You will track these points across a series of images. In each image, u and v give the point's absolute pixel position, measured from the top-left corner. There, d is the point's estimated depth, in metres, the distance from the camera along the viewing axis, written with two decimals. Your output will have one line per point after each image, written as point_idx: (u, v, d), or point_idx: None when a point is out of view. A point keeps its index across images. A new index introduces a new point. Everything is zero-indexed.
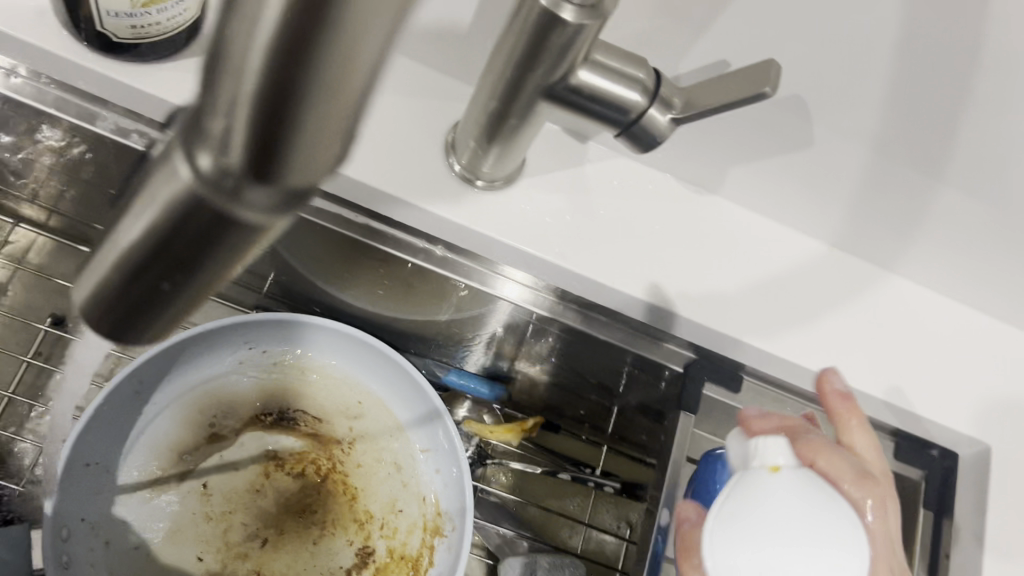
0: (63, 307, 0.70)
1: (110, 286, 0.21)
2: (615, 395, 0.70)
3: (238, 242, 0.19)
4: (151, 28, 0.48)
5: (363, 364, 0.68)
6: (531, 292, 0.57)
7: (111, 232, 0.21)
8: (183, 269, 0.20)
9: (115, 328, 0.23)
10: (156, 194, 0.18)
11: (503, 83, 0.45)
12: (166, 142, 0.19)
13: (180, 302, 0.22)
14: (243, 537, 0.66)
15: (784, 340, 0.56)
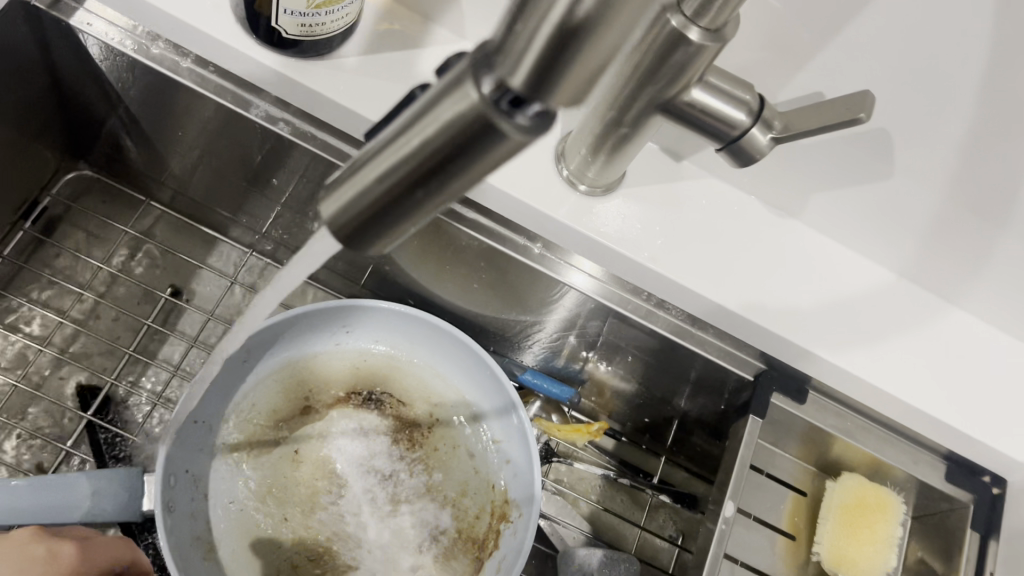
0: (181, 280, 0.76)
1: (368, 192, 0.27)
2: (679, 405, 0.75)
3: (496, 154, 0.25)
4: (316, 28, 0.54)
5: (446, 357, 0.75)
6: (598, 283, 0.62)
7: (378, 148, 0.27)
8: (446, 170, 0.25)
9: (359, 233, 0.28)
10: (451, 106, 0.24)
11: (622, 97, 0.51)
12: (460, 68, 0.24)
13: (421, 210, 0.27)
14: (326, 504, 0.71)
15: (852, 356, 0.60)
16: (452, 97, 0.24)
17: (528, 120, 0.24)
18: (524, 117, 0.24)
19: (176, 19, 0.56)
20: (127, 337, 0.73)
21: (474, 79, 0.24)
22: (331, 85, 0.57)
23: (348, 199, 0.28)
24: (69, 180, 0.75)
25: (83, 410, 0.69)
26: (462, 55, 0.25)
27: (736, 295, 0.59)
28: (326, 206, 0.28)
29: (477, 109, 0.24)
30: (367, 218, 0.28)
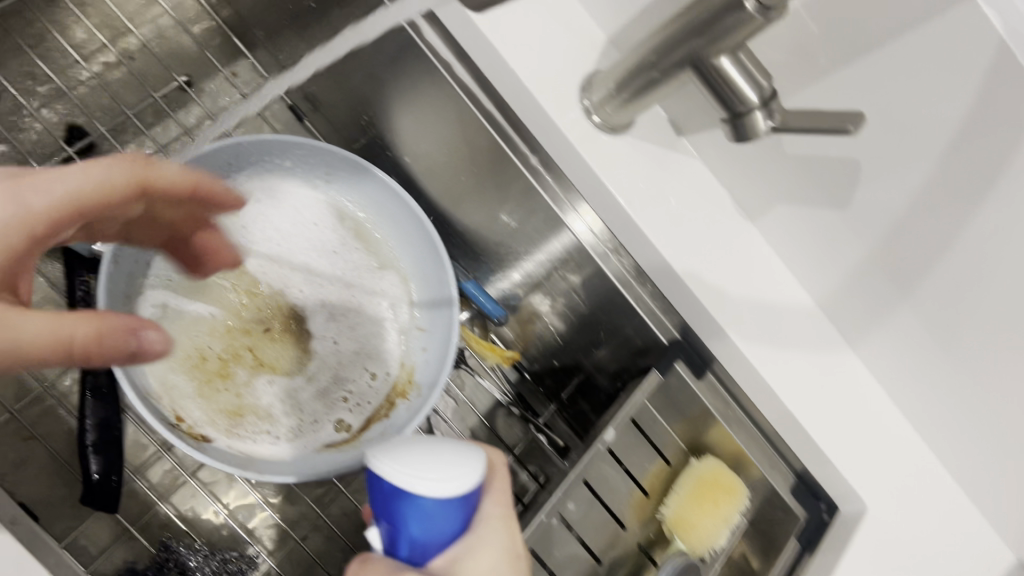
0: (195, 75, 0.83)
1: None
2: (591, 356, 0.83)
3: None
4: None
5: (409, 238, 0.80)
6: (594, 237, 0.71)
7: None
8: None
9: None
10: None
11: (664, 45, 0.58)
12: None
13: None
14: (253, 318, 0.77)
15: (755, 350, 0.68)
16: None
17: None
18: None
19: None
20: (129, 101, 0.80)
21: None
22: None
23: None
24: None
25: (68, 146, 0.75)
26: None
27: (684, 260, 0.66)
28: None
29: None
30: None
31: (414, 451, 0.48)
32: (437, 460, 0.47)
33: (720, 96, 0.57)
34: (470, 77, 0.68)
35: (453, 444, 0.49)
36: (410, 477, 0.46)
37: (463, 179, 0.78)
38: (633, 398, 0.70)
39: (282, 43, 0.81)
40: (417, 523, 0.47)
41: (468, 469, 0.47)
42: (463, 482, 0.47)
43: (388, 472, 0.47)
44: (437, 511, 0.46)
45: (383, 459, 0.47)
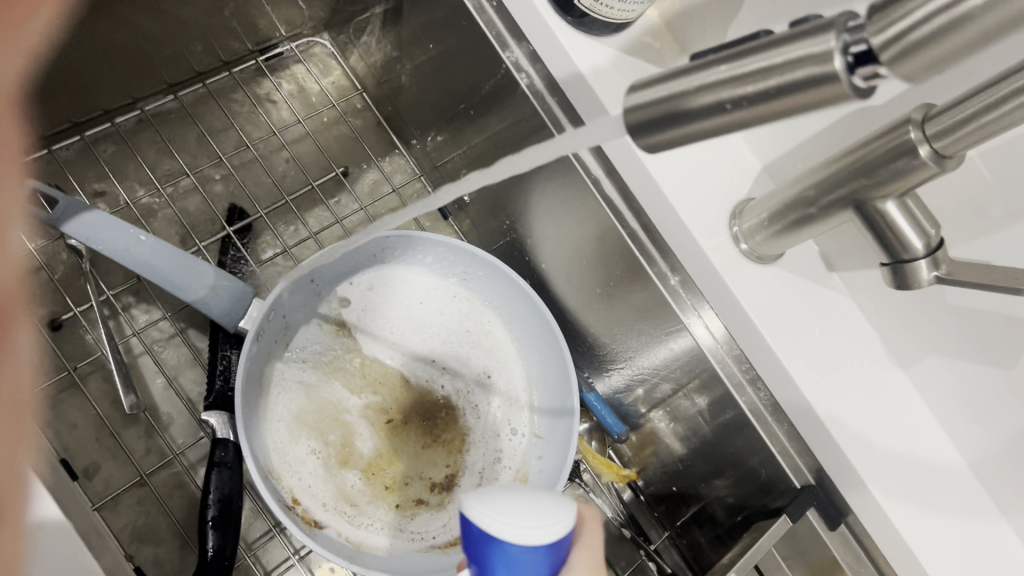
0: (351, 166, 0.87)
1: (682, 92, 0.33)
2: (706, 488, 0.79)
3: (811, 102, 0.30)
4: (604, 9, 0.61)
5: (532, 340, 0.80)
6: (714, 340, 0.68)
7: (715, 63, 0.33)
8: (763, 97, 0.31)
9: (656, 118, 0.34)
10: (794, 50, 0.30)
11: (825, 182, 0.57)
12: (816, 26, 0.30)
13: (712, 125, 0.33)
14: (377, 407, 0.78)
15: (897, 507, 0.63)
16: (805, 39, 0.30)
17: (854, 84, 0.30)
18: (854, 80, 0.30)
19: None
20: (291, 186, 0.84)
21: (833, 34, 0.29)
22: (586, 61, 0.63)
23: (660, 94, 0.34)
24: (307, 44, 0.87)
25: (227, 224, 0.79)
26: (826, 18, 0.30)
27: (826, 403, 0.63)
28: (637, 93, 0.35)
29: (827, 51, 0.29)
30: (677, 110, 0.33)
31: (501, 495, 0.46)
32: (531, 508, 0.45)
33: (881, 240, 0.55)
34: (616, 193, 0.68)
35: (543, 492, 0.47)
36: (501, 520, 0.44)
37: (599, 292, 0.77)
38: (762, 543, 0.66)
39: (437, 142, 0.84)
40: (505, 568, 0.45)
41: (557, 519, 0.45)
42: (552, 531, 0.45)
43: (482, 512, 0.45)
44: (528, 559, 0.44)
45: (473, 503, 0.46)
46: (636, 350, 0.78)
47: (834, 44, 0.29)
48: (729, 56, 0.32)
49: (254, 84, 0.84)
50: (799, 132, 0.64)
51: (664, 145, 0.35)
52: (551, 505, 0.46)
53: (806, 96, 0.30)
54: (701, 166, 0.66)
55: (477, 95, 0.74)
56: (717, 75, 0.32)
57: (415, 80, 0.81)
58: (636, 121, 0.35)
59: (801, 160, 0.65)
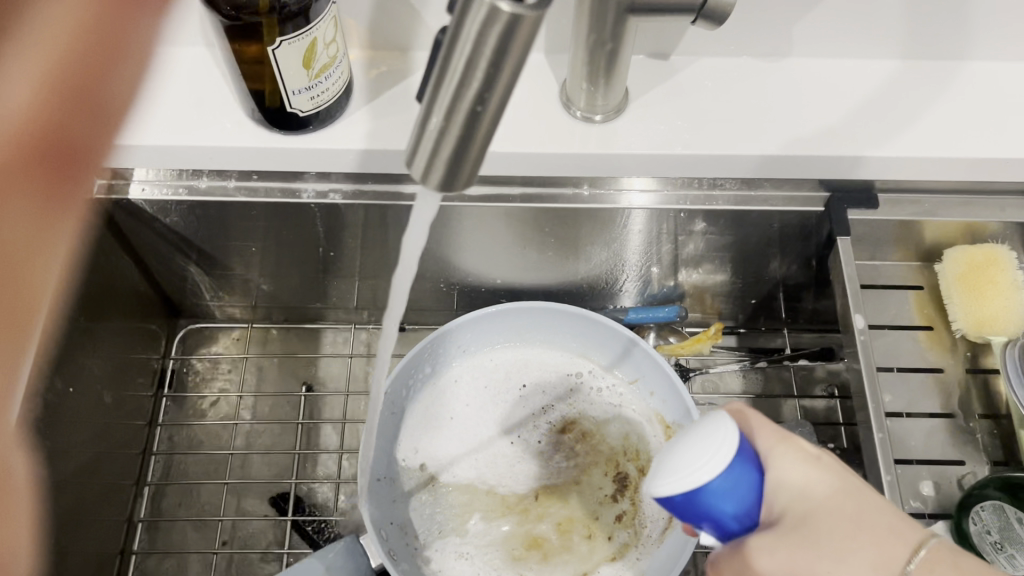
0: (309, 376, 0.83)
1: (441, 132, 0.33)
2: (772, 274, 0.79)
3: (523, 42, 0.30)
4: (324, 96, 0.61)
5: (551, 330, 0.81)
6: (655, 193, 0.67)
7: (437, 92, 0.32)
8: (490, 79, 0.31)
9: (449, 166, 0.34)
10: (470, 32, 0.30)
11: (595, 18, 0.57)
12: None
13: (485, 126, 0.33)
14: (519, 497, 0.76)
15: (898, 141, 0.64)
16: (469, 13, 0.29)
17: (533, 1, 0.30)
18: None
19: (210, 148, 0.64)
20: (287, 443, 0.80)
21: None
22: (358, 139, 0.64)
23: (429, 148, 0.34)
24: (179, 340, 0.85)
25: (284, 514, 0.77)
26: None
27: (773, 139, 0.64)
28: (414, 162, 0.35)
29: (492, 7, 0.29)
30: (452, 147, 0.33)
31: (663, 460, 0.42)
32: (691, 443, 0.41)
33: (675, 10, 0.55)
34: (483, 186, 0.68)
35: (693, 426, 0.43)
36: (689, 472, 0.40)
37: (553, 254, 0.77)
38: (847, 271, 0.66)
39: (334, 295, 0.83)
40: (726, 505, 0.41)
41: (726, 426, 0.41)
42: (732, 441, 0.41)
43: (666, 478, 0.41)
44: (732, 483, 0.41)
45: (650, 486, 0.42)
46: (620, 253, 0.76)
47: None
48: (439, 75, 0.32)
49: (182, 412, 0.81)
50: None
51: (474, 171, 0.35)
52: (706, 426, 0.42)
53: (514, 46, 0.30)
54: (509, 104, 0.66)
55: (321, 238, 0.74)
56: (447, 101, 0.32)
57: (272, 277, 0.80)
58: (439, 180, 0.35)
59: (562, 17, 0.65)
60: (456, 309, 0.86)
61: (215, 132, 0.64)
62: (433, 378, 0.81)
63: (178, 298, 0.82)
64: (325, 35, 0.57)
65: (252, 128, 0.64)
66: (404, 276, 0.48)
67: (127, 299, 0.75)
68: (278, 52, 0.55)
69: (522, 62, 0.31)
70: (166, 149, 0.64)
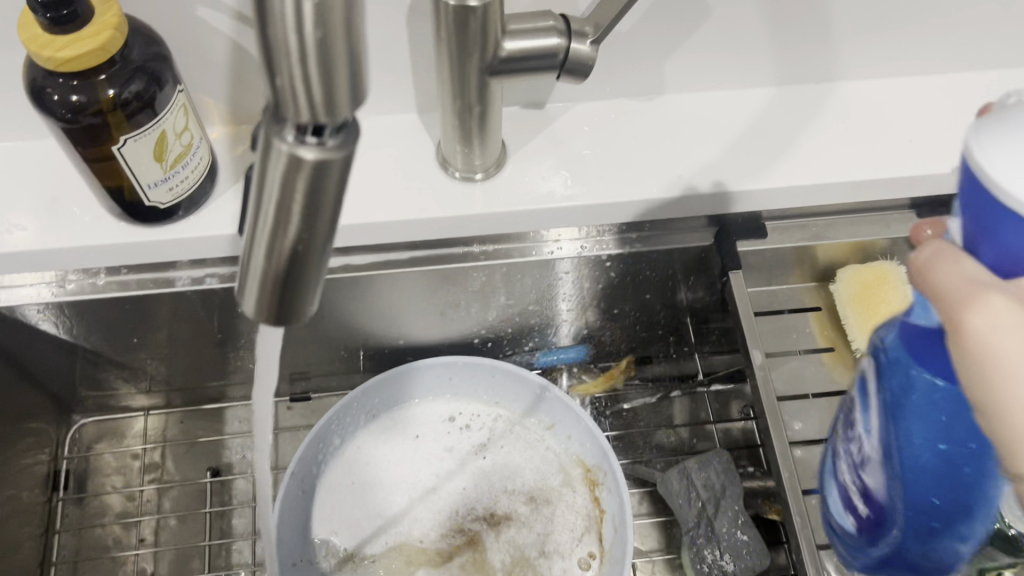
0: (216, 460, 0.80)
1: (266, 271, 0.31)
2: (675, 304, 0.78)
3: (332, 182, 0.29)
4: (183, 186, 0.58)
5: (465, 379, 0.79)
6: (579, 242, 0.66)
7: (253, 230, 0.31)
8: (304, 222, 0.29)
9: (279, 301, 0.32)
10: (272, 176, 0.28)
11: (456, 80, 0.55)
12: (263, 138, 0.28)
13: (311, 262, 0.31)
14: (443, 563, 0.74)
15: (779, 171, 0.64)
16: (270, 157, 0.28)
17: (337, 139, 0.28)
18: (332, 139, 0.28)
19: (73, 248, 0.60)
20: (199, 534, 0.77)
21: (277, 134, 0.28)
22: (227, 224, 0.61)
23: (256, 288, 0.32)
24: (74, 436, 0.80)
25: None
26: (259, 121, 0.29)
27: (656, 181, 0.63)
28: (245, 300, 0.33)
29: (292, 151, 0.28)
30: (280, 284, 0.31)
31: None
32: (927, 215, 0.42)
33: (536, 67, 0.54)
34: (369, 255, 0.66)
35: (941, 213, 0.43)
36: (1008, 167, 0.34)
37: (454, 311, 0.75)
38: (741, 305, 0.65)
39: (232, 373, 0.80)
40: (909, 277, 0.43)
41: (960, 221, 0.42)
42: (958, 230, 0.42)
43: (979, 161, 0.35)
44: None
45: None
46: (517, 300, 0.74)
47: (285, 148, 0.28)
48: (251, 214, 0.30)
49: (84, 515, 0.77)
50: (400, 67, 0.62)
51: (312, 303, 0.33)
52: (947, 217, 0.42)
53: (321, 188, 0.28)
54: (385, 170, 0.64)
55: (207, 321, 0.70)
56: (261, 242, 0.30)
57: (163, 362, 0.76)
58: (271, 317, 0.33)
59: (427, 78, 0.63)
60: (363, 373, 0.83)
61: (76, 231, 0.60)
62: (342, 446, 0.77)
63: (66, 394, 0.78)
64: (174, 124, 0.54)
65: (115, 224, 0.60)
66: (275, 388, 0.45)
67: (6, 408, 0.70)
68: (123, 150, 0.53)
69: (339, 196, 0.30)
70: (25, 254, 0.60)
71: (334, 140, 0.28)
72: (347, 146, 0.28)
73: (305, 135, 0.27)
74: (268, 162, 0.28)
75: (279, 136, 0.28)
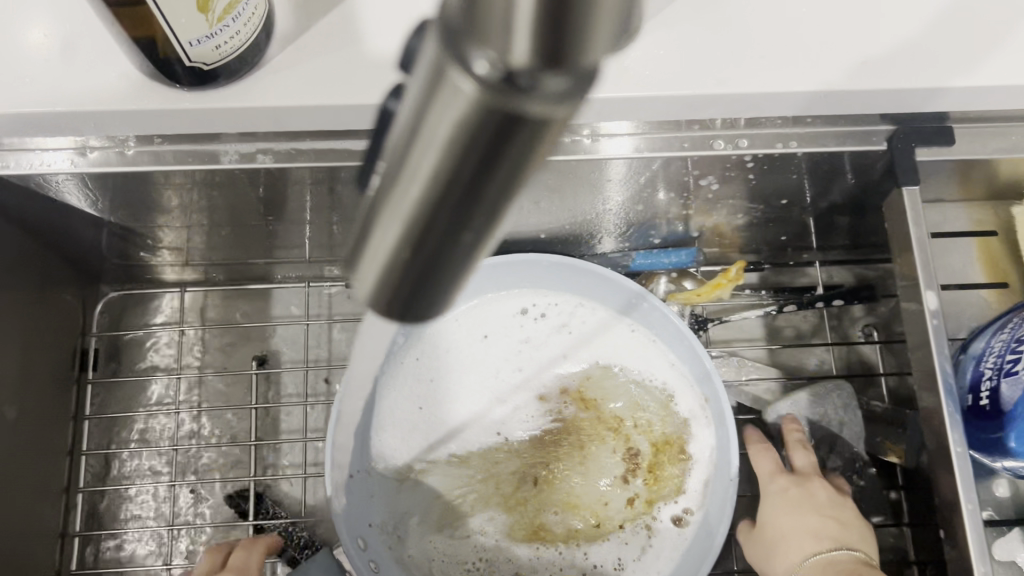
0: (262, 348, 0.71)
1: (397, 260, 0.20)
2: (806, 205, 0.63)
3: (536, 148, 0.17)
4: (232, 43, 0.45)
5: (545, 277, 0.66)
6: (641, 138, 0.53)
7: (383, 199, 0.19)
8: (472, 201, 0.18)
9: (408, 299, 0.21)
10: (435, 124, 0.16)
11: None
12: (430, 62, 0.16)
13: (469, 254, 0.20)
14: (514, 484, 0.65)
15: (991, 63, 0.49)
16: (438, 99, 0.16)
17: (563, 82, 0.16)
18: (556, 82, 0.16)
19: (92, 112, 0.48)
20: (243, 431, 0.69)
21: (457, 62, 0.16)
22: (286, 92, 0.48)
23: (375, 277, 0.20)
24: (102, 309, 0.71)
25: (245, 517, 0.66)
26: (422, 28, 0.17)
27: (832, 67, 0.49)
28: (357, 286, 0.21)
29: (485, 98, 0.16)
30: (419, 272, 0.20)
31: None
32: None
33: None
34: None
35: None
36: None
37: (545, 208, 0.62)
38: (915, 234, 0.53)
39: (280, 251, 0.69)
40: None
41: None
42: None
43: None
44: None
45: None
46: (622, 199, 0.62)
47: (465, 87, 0.16)
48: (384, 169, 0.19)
49: (116, 399, 0.70)
50: None
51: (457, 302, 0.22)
52: None
53: (518, 157, 0.17)
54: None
55: (256, 197, 0.59)
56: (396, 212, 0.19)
57: (203, 236, 0.66)
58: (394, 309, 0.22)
59: None
60: None
61: (97, 90, 0.48)
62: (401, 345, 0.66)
63: (94, 263, 0.68)
64: None
65: (146, 83, 0.48)
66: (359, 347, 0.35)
67: (26, 284, 0.60)
68: (159, 1, 0.40)
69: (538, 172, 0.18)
70: (34, 115, 0.48)
71: (560, 85, 0.16)
72: (573, 103, 0.16)
73: (512, 71, 0.15)
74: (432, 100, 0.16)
75: (459, 64, 0.16)
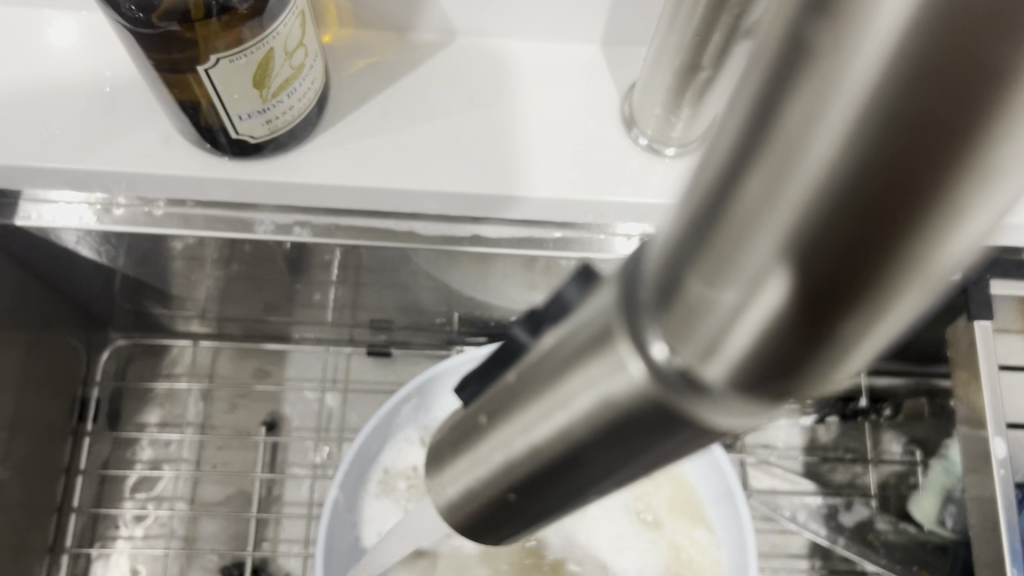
0: (273, 412, 0.68)
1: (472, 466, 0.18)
2: None
3: (647, 448, 0.15)
4: (284, 119, 0.42)
5: None
6: None
7: (490, 426, 0.17)
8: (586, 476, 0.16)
9: (481, 524, 0.19)
10: (579, 387, 0.15)
11: (693, 36, 0.38)
12: (598, 331, 0.15)
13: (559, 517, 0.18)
14: None
15: None
16: (591, 363, 0.15)
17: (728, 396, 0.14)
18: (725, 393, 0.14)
19: (124, 174, 0.45)
20: (245, 497, 0.66)
21: (637, 343, 0.14)
22: (331, 171, 0.45)
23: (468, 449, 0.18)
24: (108, 357, 0.68)
25: None
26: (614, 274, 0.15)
27: None
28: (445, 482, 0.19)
29: (652, 395, 0.14)
30: (716, 426, 0.14)
31: None
32: None
33: None
34: (508, 226, 0.49)
35: None
36: None
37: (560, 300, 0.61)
38: (986, 375, 0.50)
39: (301, 314, 0.66)
40: None
41: None
42: None
43: None
44: None
45: None
46: None
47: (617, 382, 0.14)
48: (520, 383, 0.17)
49: (117, 450, 0.66)
50: None
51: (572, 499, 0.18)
52: None
53: (635, 455, 0.15)
54: (525, 113, 0.47)
55: (280, 258, 0.56)
56: (669, 381, 0.14)
57: (219, 293, 0.63)
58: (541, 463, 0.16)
59: (632, 7, 0.46)
60: (454, 337, 0.69)
61: (131, 154, 0.45)
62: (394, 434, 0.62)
63: (100, 308, 0.65)
64: (286, 39, 0.38)
65: (186, 147, 0.45)
66: (484, 441, 0.18)
67: (18, 321, 0.57)
68: (211, 73, 0.37)
69: (854, 361, 0.13)
70: (60, 172, 0.45)
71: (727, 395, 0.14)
72: (747, 418, 0.14)
73: (684, 365, 0.13)
74: (754, 220, 0.12)
75: (641, 347, 0.14)
